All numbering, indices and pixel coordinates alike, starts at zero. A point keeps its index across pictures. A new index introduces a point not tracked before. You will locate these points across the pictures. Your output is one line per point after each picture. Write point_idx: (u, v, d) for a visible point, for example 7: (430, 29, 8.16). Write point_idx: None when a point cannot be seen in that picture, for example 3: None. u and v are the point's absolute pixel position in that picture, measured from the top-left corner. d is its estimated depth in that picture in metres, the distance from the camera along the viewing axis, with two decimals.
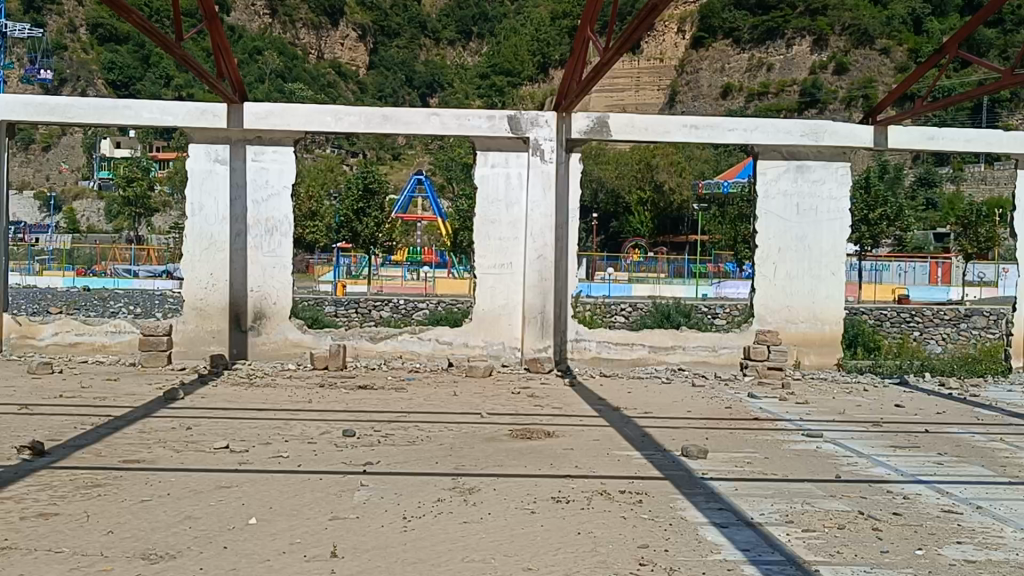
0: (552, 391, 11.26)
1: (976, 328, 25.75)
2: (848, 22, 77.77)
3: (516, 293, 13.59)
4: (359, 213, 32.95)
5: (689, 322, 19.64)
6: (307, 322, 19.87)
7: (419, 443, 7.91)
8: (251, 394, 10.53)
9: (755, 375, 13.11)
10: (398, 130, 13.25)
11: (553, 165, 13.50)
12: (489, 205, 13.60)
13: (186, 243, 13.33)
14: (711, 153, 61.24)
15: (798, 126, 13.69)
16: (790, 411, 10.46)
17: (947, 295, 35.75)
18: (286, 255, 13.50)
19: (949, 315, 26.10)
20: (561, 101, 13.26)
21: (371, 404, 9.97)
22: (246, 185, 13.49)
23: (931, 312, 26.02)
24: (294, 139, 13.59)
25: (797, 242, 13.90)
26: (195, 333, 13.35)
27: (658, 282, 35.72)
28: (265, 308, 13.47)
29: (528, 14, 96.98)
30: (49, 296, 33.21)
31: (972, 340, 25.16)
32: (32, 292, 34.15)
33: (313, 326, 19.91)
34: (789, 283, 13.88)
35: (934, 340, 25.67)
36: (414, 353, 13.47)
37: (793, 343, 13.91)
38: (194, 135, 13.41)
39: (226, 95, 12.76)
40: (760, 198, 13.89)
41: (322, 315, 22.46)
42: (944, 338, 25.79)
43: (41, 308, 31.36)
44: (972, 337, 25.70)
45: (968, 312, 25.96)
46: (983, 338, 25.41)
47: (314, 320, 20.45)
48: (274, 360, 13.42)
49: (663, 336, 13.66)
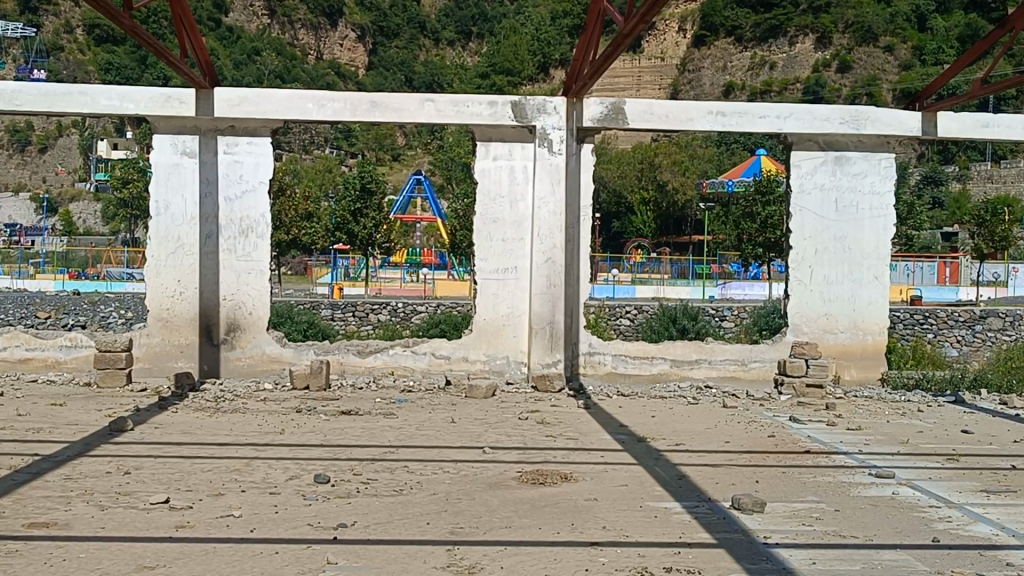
0: (565, 416, 9.74)
1: (992, 331, 24.23)
2: (851, 20, 76.09)
3: (522, 302, 12.11)
4: (356, 214, 31.15)
5: (697, 328, 18.06)
6: (290, 333, 18.04)
7: (407, 493, 6.39)
8: (216, 423, 9.01)
9: (792, 394, 11.61)
10: (388, 118, 11.81)
11: (563, 158, 12.04)
12: (490, 202, 12.12)
13: (150, 246, 11.86)
14: (713, 152, 59.66)
15: (836, 112, 12.21)
16: (843, 438, 8.96)
17: (957, 295, 34.22)
18: (262, 260, 12.01)
19: (964, 317, 24.50)
20: (571, 84, 11.77)
21: (353, 436, 8.45)
22: (217, 180, 11.99)
23: (945, 314, 24.39)
24: (271, 129, 12.09)
25: (836, 242, 12.41)
26: (161, 346, 11.87)
27: (662, 282, 34.36)
28: (239, 318, 11.98)
29: (528, 13, 95.05)
30: (38, 299, 31.70)
31: (988, 344, 23.60)
32: (22, 295, 32.70)
33: (297, 337, 18.09)
34: (826, 288, 12.39)
35: (950, 343, 24.07)
36: (407, 369, 11.99)
37: (832, 355, 12.40)
38: (158, 125, 11.91)
39: (193, 78, 11.29)
40: (795, 193, 12.40)
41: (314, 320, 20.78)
42: (959, 340, 24.17)
43: (29, 313, 29.93)
44: (987, 340, 24.15)
45: (983, 313, 24.41)
46: (999, 340, 23.87)
47: (309, 325, 18.65)
48: (249, 377, 11.93)
49: (686, 349, 12.19)
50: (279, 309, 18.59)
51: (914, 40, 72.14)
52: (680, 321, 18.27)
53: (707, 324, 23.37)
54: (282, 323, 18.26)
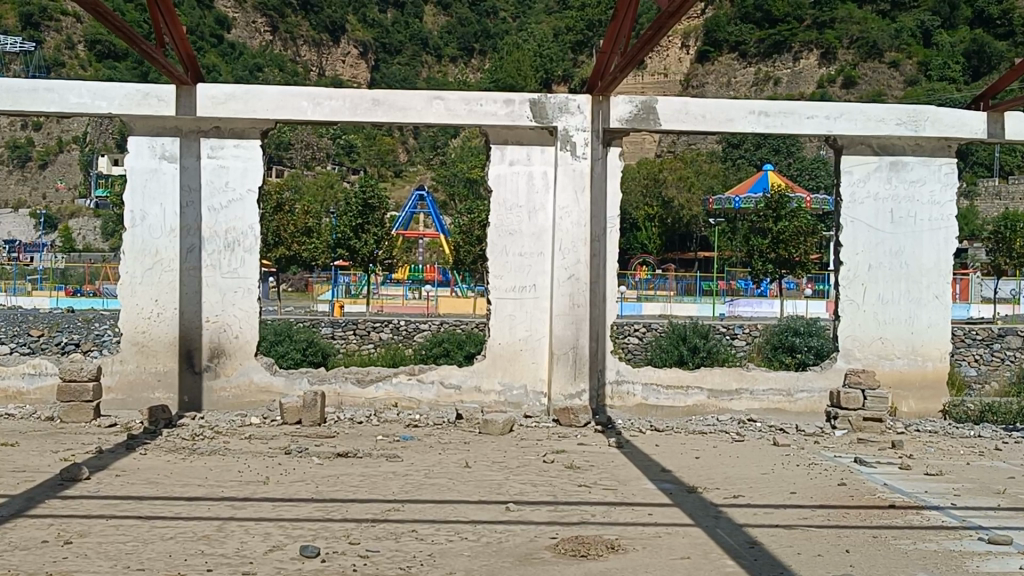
0: (597, 458, 8.39)
1: (1012, 349, 22.67)
2: (856, 35, 73.55)
3: (542, 324, 10.81)
4: (356, 230, 29.68)
5: (706, 350, 16.54)
6: (279, 361, 16.40)
7: (418, 573, 5.05)
8: (191, 469, 7.66)
9: (847, 429, 10.25)
10: (391, 118, 10.59)
11: (587, 162, 10.73)
12: (506, 213, 10.82)
13: (123, 261, 10.56)
14: (720, 168, 58.01)
15: (893, 112, 10.91)
16: (928, 488, 7.60)
17: (970, 312, 32.73)
18: (250, 276, 10.71)
19: (981, 335, 22.95)
20: (597, 81, 10.50)
21: (351, 486, 7.12)
22: (200, 188, 10.70)
23: (961, 331, 22.87)
24: (261, 131, 10.79)
25: (891, 257, 11.11)
26: (135, 374, 10.57)
27: (669, 299, 32.99)
28: (224, 343, 10.67)
29: (530, 30, 92.78)
30: (31, 317, 30.36)
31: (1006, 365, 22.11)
32: (14, 313, 31.43)
33: (284, 364, 16.46)
34: (882, 309, 11.08)
35: (967, 363, 22.54)
36: (413, 401, 10.69)
37: (888, 384, 11.06)
38: (135, 126, 10.62)
39: (173, 72, 9.98)
40: (845, 203, 11.10)
41: (317, 338, 19.43)
42: (977, 360, 22.65)
43: (21, 331, 28.60)
44: (1006, 360, 22.58)
45: (1001, 331, 22.86)
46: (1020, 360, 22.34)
47: (310, 344, 17.20)
48: (236, 410, 10.62)
49: (725, 377, 10.88)
50: (278, 327, 17.23)
51: (919, 55, 70.52)
52: (690, 340, 16.73)
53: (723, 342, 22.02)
54: (280, 341, 16.88)
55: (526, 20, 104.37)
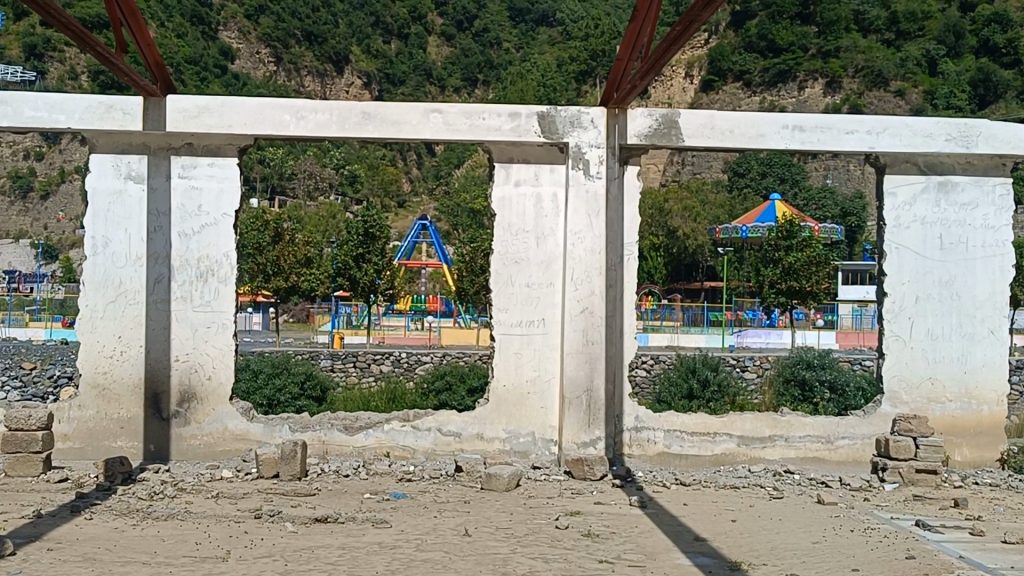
0: (619, 524, 7.17)
1: None
2: (861, 65, 71.72)
3: (551, 363, 9.66)
4: (357, 259, 28.35)
5: (716, 382, 15.04)
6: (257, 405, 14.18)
7: None
8: (140, 540, 6.44)
9: (898, 481, 9.06)
10: (384, 133, 9.50)
11: (602, 183, 9.60)
12: (512, 239, 9.69)
13: (83, 294, 9.43)
14: (725, 197, 56.66)
15: (941, 127, 9.82)
16: (1013, 562, 6.39)
17: None
18: (225, 310, 9.58)
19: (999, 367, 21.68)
20: (612, 92, 9.40)
21: (329, 564, 5.93)
22: (170, 212, 9.58)
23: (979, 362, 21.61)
24: (238, 148, 9.68)
25: (941, 287, 9.96)
26: (95, 421, 9.43)
27: (676, 330, 31.74)
28: (194, 385, 9.52)
29: (533, 61, 91.63)
30: (23, 350, 29.17)
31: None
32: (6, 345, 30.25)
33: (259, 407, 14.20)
34: (931, 346, 9.92)
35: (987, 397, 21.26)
36: (408, 450, 9.55)
37: (940, 430, 9.87)
38: (98, 143, 9.51)
39: (138, 81, 8.89)
40: (890, 227, 9.96)
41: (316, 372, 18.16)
42: None
43: (12, 362, 27.41)
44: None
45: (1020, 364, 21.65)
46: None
47: (308, 376, 15.20)
48: (209, 461, 9.47)
49: (757, 424, 9.72)
50: (274, 359, 15.12)
51: (926, 84, 68.89)
52: (701, 372, 15.19)
53: (734, 374, 20.63)
54: (276, 375, 14.70)
55: (529, 50, 103.17)
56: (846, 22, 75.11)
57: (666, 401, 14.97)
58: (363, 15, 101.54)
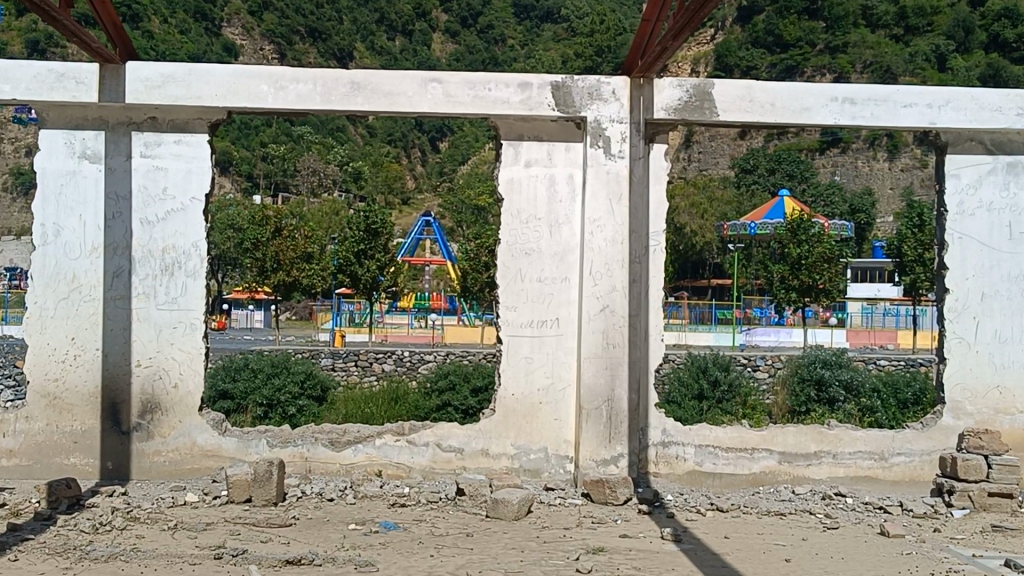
0: (652, 567, 5.94)
1: None
2: (869, 60, 69.49)
3: (565, 370, 8.46)
4: (360, 255, 27.08)
5: (727, 385, 13.78)
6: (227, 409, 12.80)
7: None
8: None
9: (968, 507, 7.84)
10: (374, 105, 8.29)
11: (624, 164, 8.38)
12: (521, 226, 8.49)
13: (31, 289, 8.24)
14: (733, 194, 55.33)
15: (1011, 100, 8.59)
16: None
17: None
18: (193, 307, 8.38)
19: None
20: (636, 59, 8.18)
21: None
22: (131, 194, 8.37)
23: None
24: (209, 124, 8.48)
25: (1010, 281, 8.73)
26: (45, 435, 8.25)
27: (684, 328, 30.31)
28: (158, 394, 8.33)
29: (537, 58, 90.10)
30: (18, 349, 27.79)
31: None
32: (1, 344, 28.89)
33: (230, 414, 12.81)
34: (1000, 349, 8.70)
35: None
36: (402, 467, 8.35)
37: (1010, 445, 8.65)
38: (48, 119, 8.30)
39: (93, 48, 7.67)
40: (952, 214, 8.74)
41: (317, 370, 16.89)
42: None
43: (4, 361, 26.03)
44: None
45: None
46: None
47: (307, 376, 13.82)
48: (174, 479, 8.29)
49: (801, 437, 8.52)
50: (273, 357, 13.83)
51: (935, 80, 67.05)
52: (711, 372, 13.91)
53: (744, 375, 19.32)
54: (276, 375, 13.36)
55: (534, 47, 101.39)
56: (854, 17, 73.98)
57: (674, 402, 13.65)
58: (367, 12, 100.26)
